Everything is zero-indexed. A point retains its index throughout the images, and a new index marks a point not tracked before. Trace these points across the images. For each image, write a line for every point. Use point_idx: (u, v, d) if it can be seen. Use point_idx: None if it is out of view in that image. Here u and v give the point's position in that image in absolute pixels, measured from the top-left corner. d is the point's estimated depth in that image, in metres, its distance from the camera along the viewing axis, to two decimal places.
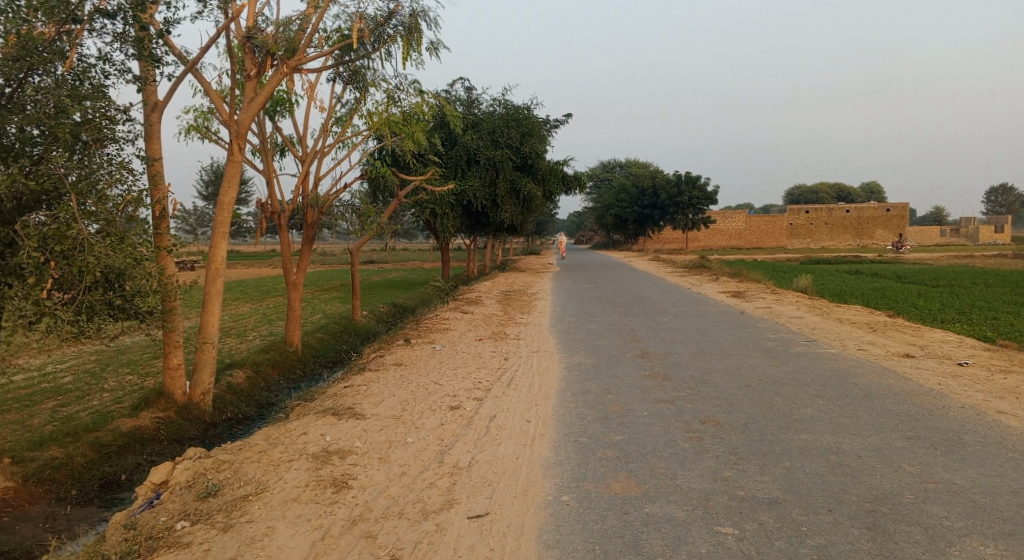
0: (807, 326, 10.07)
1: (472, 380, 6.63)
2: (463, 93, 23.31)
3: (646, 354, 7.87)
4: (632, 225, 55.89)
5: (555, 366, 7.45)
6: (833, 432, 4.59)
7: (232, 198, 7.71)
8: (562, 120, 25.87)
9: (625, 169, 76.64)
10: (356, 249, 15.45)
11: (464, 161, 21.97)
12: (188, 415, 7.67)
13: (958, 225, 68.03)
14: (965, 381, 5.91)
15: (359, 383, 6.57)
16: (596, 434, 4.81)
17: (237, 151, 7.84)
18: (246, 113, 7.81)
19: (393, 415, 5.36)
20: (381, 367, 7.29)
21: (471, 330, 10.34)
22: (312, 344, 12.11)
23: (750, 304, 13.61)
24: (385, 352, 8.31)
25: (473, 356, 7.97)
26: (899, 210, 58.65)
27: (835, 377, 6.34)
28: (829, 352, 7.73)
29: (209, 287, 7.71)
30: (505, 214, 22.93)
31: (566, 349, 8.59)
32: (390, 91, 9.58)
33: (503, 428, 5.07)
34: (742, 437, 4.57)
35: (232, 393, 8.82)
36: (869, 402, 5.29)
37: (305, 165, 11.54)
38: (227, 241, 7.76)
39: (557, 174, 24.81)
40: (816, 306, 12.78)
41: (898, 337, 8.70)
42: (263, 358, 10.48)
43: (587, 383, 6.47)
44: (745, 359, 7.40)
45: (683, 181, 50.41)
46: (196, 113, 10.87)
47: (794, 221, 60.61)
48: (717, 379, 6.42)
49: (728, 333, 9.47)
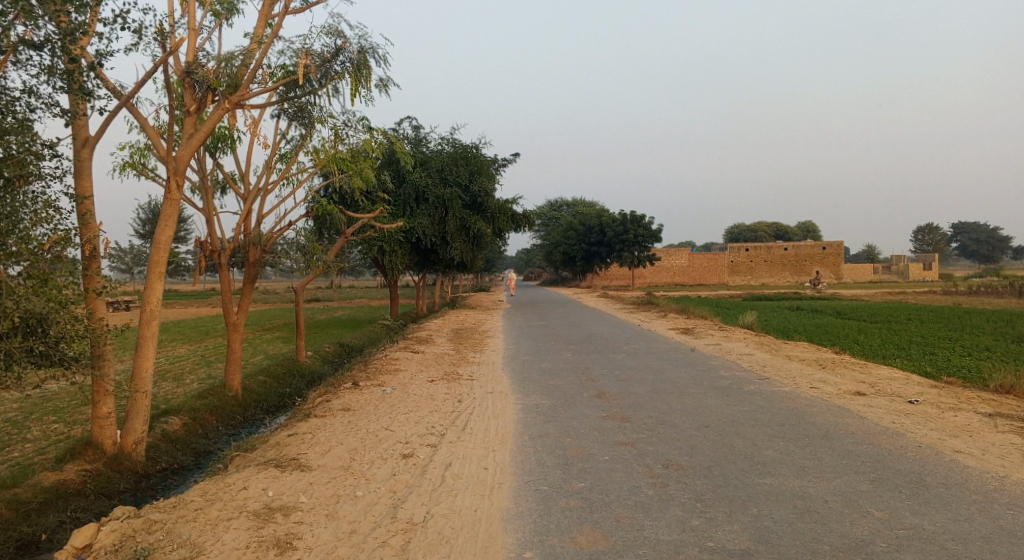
0: (758, 363, 10.29)
1: (425, 425, 6.31)
2: (411, 131, 23.30)
3: (603, 394, 7.78)
4: (581, 263, 56.74)
5: (512, 408, 7.22)
6: (796, 476, 4.59)
7: (169, 236, 7.24)
8: (510, 159, 26.27)
9: (573, 207, 78.16)
10: (301, 286, 14.88)
11: (412, 200, 21.96)
12: (118, 467, 6.92)
13: (883, 263, 72.39)
14: (918, 419, 6.26)
15: (304, 430, 6.14)
16: (556, 481, 4.61)
17: (176, 188, 7.41)
18: (185, 149, 7.44)
19: (341, 465, 4.97)
20: (328, 412, 6.87)
21: (424, 371, 10.02)
22: (252, 387, 11.43)
23: (699, 341, 13.84)
24: (333, 396, 7.88)
25: (426, 398, 7.66)
26: (832, 248, 61.85)
27: (793, 418, 6.44)
28: (781, 391, 7.87)
29: (143, 330, 7.09)
30: (455, 251, 22.78)
31: (521, 390, 8.40)
32: (337, 127, 9.38)
33: (459, 478, 4.80)
34: (705, 482, 4.51)
35: (166, 441, 8.13)
36: (828, 443, 5.46)
37: (248, 202, 11.10)
38: (163, 281, 7.22)
39: (507, 212, 24.96)
40: (764, 343, 13.12)
41: (848, 375, 9.00)
42: (200, 403, 9.78)
43: (545, 426, 6.28)
44: (701, 398, 7.40)
45: (628, 220, 51.65)
46: (131, 149, 10.34)
47: (735, 259, 62.96)
48: (674, 419, 6.37)
49: (682, 371, 9.53)
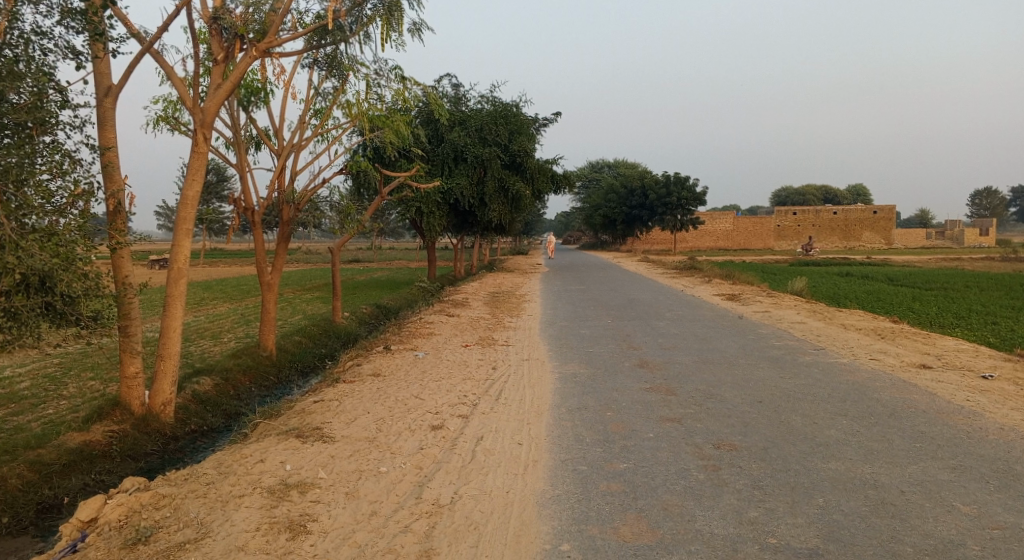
0: (811, 332, 9.58)
1: (456, 394, 6.01)
2: (450, 90, 22.68)
3: (645, 364, 7.34)
4: (621, 226, 55.63)
5: (547, 377, 6.84)
6: (866, 460, 4.01)
7: (196, 193, 7.03)
8: (552, 118, 25.45)
9: (614, 169, 76.17)
10: (338, 247, 14.73)
11: (451, 159, 21.43)
12: (145, 428, 6.91)
13: (943, 227, 68.53)
14: (996, 397, 5.33)
15: (330, 397, 5.91)
16: (596, 461, 4.24)
17: (202, 140, 7.14)
18: (211, 100, 7.11)
19: (366, 437, 4.75)
20: (357, 377, 6.64)
21: (458, 335, 9.72)
22: (287, 348, 11.40)
23: (747, 308, 13.14)
24: (363, 360, 7.66)
25: (459, 364, 7.36)
26: (886, 213, 58.89)
27: (853, 391, 5.85)
28: (839, 363, 7.25)
29: (172, 290, 6.93)
30: (493, 213, 22.33)
31: (558, 357, 8.02)
32: (369, 78, 8.91)
33: (491, 454, 4.46)
34: (763, 466, 4.05)
35: (196, 403, 8.12)
36: (897, 422, 4.69)
37: (281, 159, 10.85)
38: (191, 240, 7.01)
39: (546, 173, 24.25)
40: (816, 311, 12.34)
41: (912, 346, 8.27)
42: (233, 364, 9.76)
43: (583, 397, 5.90)
44: (752, 370, 6.85)
45: (672, 182, 49.97)
46: (165, 103, 10.16)
47: (782, 222, 60.61)
48: (725, 394, 5.89)
49: (729, 340, 8.96)
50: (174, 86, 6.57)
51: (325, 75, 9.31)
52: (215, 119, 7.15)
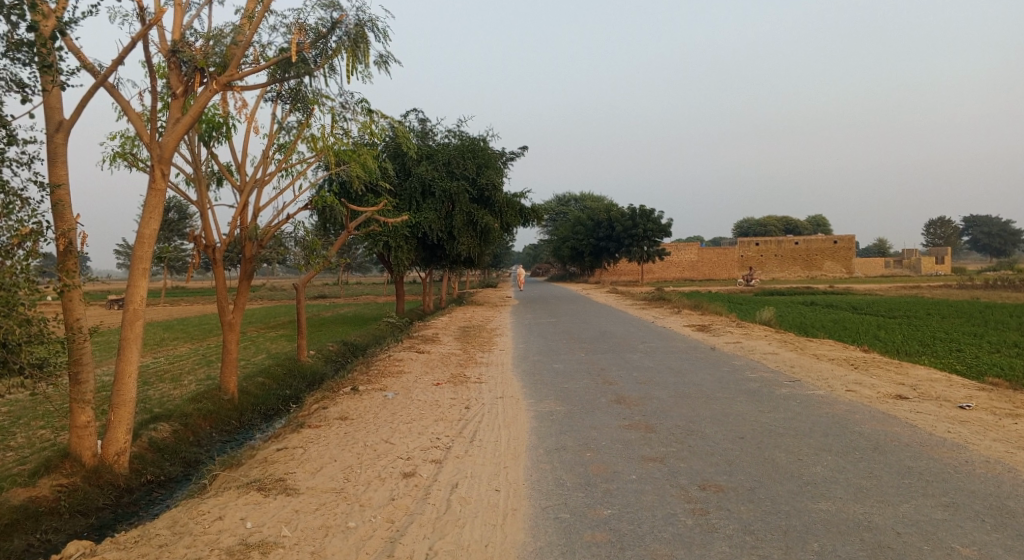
0: (785, 363, 9.63)
1: (428, 437, 5.72)
2: (417, 125, 22.73)
3: (622, 400, 7.19)
4: (589, 258, 56.09)
5: (523, 416, 6.59)
6: (856, 500, 3.94)
7: (153, 231, 6.67)
8: (519, 153, 25.69)
9: (581, 203, 77.20)
10: (302, 284, 14.32)
11: (418, 193, 21.30)
12: (97, 480, 6.36)
13: (897, 256, 71.21)
14: (976, 428, 5.51)
15: (294, 444, 5.54)
16: (579, 508, 4.01)
17: (160, 176, 6.81)
18: (170, 135, 6.82)
19: (333, 488, 4.38)
20: (323, 421, 6.27)
21: (429, 373, 9.41)
22: (249, 390, 10.87)
23: (718, 339, 13.19)
24: (330, 402, 7.29)
25: (430, 404, 7.06)
26: (843, 242, 60.89)
27: (833, 425, 5.83)
28: (816, 395, 7.23)
29: (126, 332, 6.50)
30: (462, 246, 22.20)
31: (533, 394, 7.80)
32: (334, 111, 8.75)
33: (467, 503, 4.19)
34: (752, 508, 3.90)
35: (152, 451, 7.57)
36: (884, 457, 4.79)
37: (244, 194, 10.54)
38: (148, 280, 6.62)
39: (515, 206, 24.34)
40: (786, 341, 12.44)
41: (885, 376, 8.34)
42: (192, 408, 9.22)
43: (561, 437, 5.68)
44: (730, 404, 6.77)
45: (637, 215, 50.80)
46: (123, 138, 9.80)
47: (744, 253, 62.08)
48: (705, 430, 5.75)
49: (704, 372, 8.89)
50: (130, 119, 6.27)
51: (289, 108, 9.13)
52: (174, 154, 6.85)
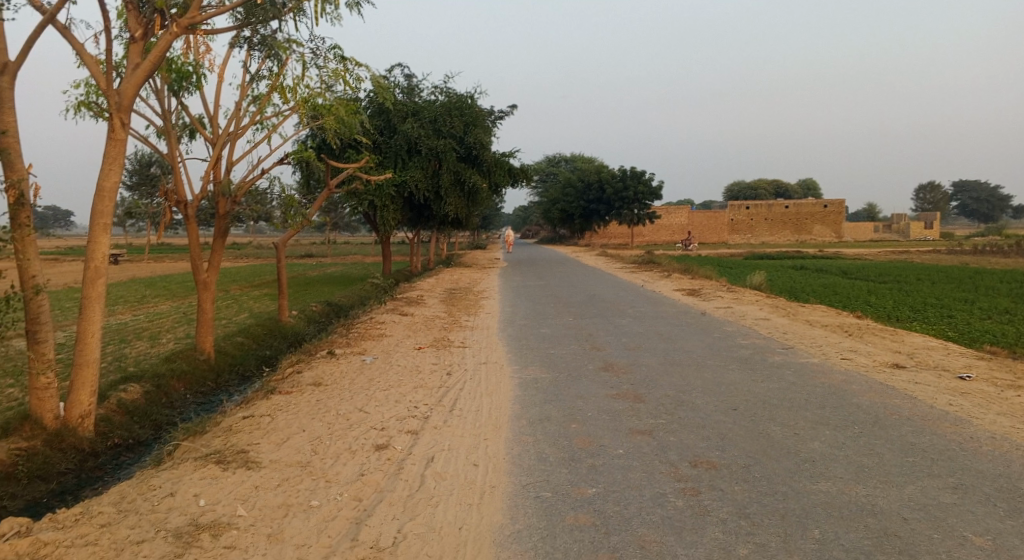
0: (777, 329, 9.41)
1: (406, 406, 5.38)
2: (402, 80, 21.86)
3: (610, 367, 6.90)
4: (579, 220, 55.61)
5: (507, 384, 6.27)
6: (857, 480, 3.72)
7: (115, 183, 6.08)
8: (508, 111, 24.95)
9: (571, 164, 76.09)
10: (282, 243, 13.80)
11: (404, 151, 20.58)
12: (59, 445, 5.91)
13: (886, 222, 71.41)
14: (978, 400, 5.31)
15: (262, 412, 5.17)
16: (562, 487, 3.72)
17: (120, 126, 6.03)
18: (130, 82, 6.06)
19: (298, 462, 4.05)
20: (295, 388, 5.93)
21: (411, 336, 9.07)
22: (227, 351, 10.49)
23: (709, 303, 12.96)
24: (305, 366, 6.94)
25: (410, 370, 6.72)
26: (834, 207, 60.82)
27: (830, 396, 5.62)
28: (811, 364, 7.00)
29: (88, 291, 6.02)
30: (449, 206, 21.68)
31: (518, 360, 7.50)
32: (308, 62, 8.16)
33: (443, 479, 3.88)
34: (747, 489, 3.64)
35: (121, 413, 7.14)
36: (884, 433, 4.56)
37: (217, 148, 9.94)
38: (110, 236, 6.05)
39: (503, 166, 23.71)
40: (778, 306, 12.23)
41: (880, 344, 8.14)
42: (166, 369, 8.82)
43: (545, 407, 5.39)
44: (723, 373, 6.51)
45: (628, 177, 50.23)
46: (86, 86, 9.11)
47: (734, 217, 61.86)
48: (697, 401, 5.48)
49: (695, 338, 8.64)
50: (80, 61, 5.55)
51: (262, 57, 8.48)
52: (134, 103, 6.10)
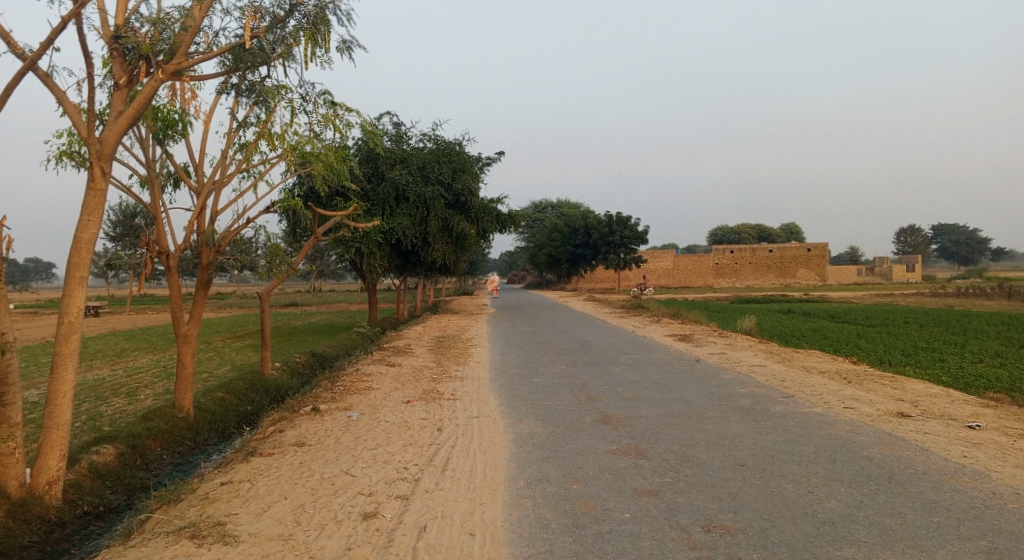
0: (775, 377, 9.23)
1: (395, 467, 5.05)
2: (391, 128, 22.11)
3: (607, 420, 6.64)
4: (566, 265, 55.84)
5: (501, 440, 5.97)
6: (885, 545, 3.47)
7: (93, 235, 5.75)
8: (495, 159, 25.23)
9: (556, 210, 77.02)
10: (266, 292, 13.49)
11: (391, 199, 20.60)
12: (24, 515, 5.22)
13: (867, 264, 72.58)
14: (993, 452, 5.12)
15: (241, 477, 4.80)
16: (568, 558, 3.42)
17: (101, 175, 5.87)
18: (113, 129, 5.92)
19: (280, 535, 3.71)
20: (277, 449, 5.57)
21: (400, 389, 8.72)
22: (206, 407, 10.00)
23: (702, 349, 12.80)
24: (288, 424, 6.56)
25: (399, 427, 6.38)
26: (816, 251, 61.80)
27: (839, 449, 5.40)
28: (815, 414, 6.80)
29: (60, 347, 5.50)
30: (437, 253, 21.58)
31: (511, 413, 7.21)
32: (295, 107, 8.11)
33: (437, 553, 3.55)
34: (767, 557, 3.37)
35: (93, 477, 6.61)
36: (903, 490, 4.34)
37: (201, 197, 9.77)
38: (86, 289, 5.66)
39: (491, 212, 23.79)
40: (772, 351, 12.08)
41: (881, 392, 7.96)
42: (141, 428, 8.34)
43: (543, 466, 5.10)
44: (726, 425, 6.27)
45: (613, 222, 50.82)
46: (68, 135, 8.97)
47: (719, 260, 62.51)
48: (702, 456, 5.22)
49: (693, 387, 8.41)
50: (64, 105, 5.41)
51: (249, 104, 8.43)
52: (115, 151, 5.94)
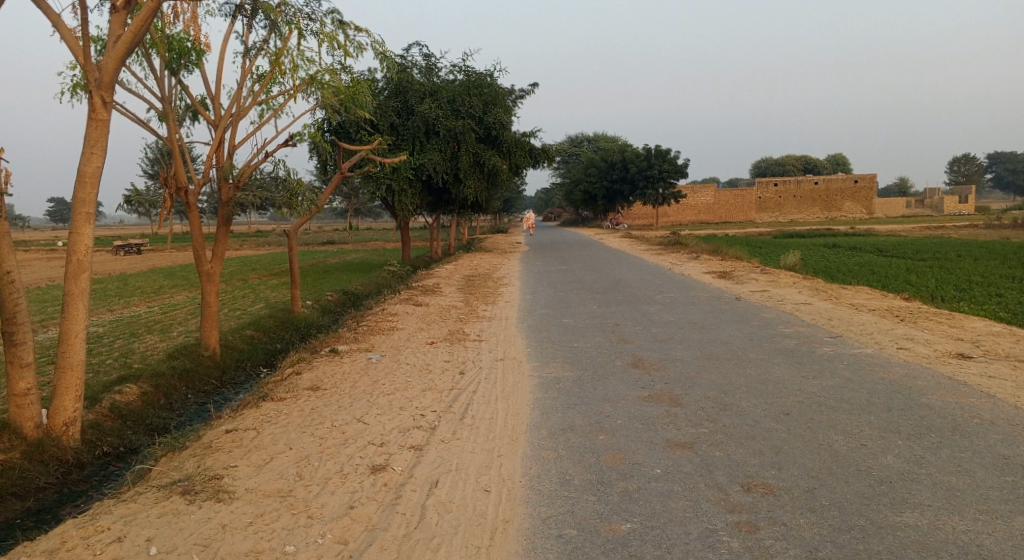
0: (821, 315, 8.60)
1: (410, 414, 4.79)
2: (421, 60, 21.20)
3: (639, 363, 6.23)
4: (602, 201, 54.55)
5: (525, 385, 5.65)
6: (951, 509, 2.99)
7: (97, 168, 5.41)
8: (529, 90, 24.12)
9: (594, 144, 74.79)
10: (293, 232, 13.30)
11: (422, 133, 19.82)
12: (40, 457, 5.23)
13: (922, 196, 68.76)
14: None
15: (248, 425, 4.69)
16: (590, 521, 3.08)
17: (101, 106, 5.39)
18: (112, 55, 5.42)
19: (280, 491, 3.51)
20: (290, 394, 5.39)
21: (424, 329, 8.49)
22: (233, 345, 10.03)
23: (742, 286, 12.15)
24: (306, 366, 6.41)
25: (419, 370, 6.13)
26: (866, 182, 58.66)
27: (892, 395, 4.84)
28: (865, 355, 6.24)
29: (70, 287, 5.33)
30: (469, 190, 21.01)
31: (538, 355, 6.88)
32: (304, 32, 7.55)
33: (447, 512, 3.27)
34: (814, 523, 2.95)
35: (113, 418, 6.65)
36: (970, 441, 3.80)
37: (219, 130, 9.40)
38: (94, 227, 5.39)
39: (524, 147, 22.90)
40: (819, 288, 11.35)
41: (939, 331, 7.28)
42: (167, 367, 8.38)
43: (568, 414, 4.76)
44: (768, 369, 5.79)
45: (652, 156, 48.91)
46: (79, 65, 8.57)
47: (761, 194, 60.04)
48: (741, 404, 4.81)
49: (731, 328, 7.89)
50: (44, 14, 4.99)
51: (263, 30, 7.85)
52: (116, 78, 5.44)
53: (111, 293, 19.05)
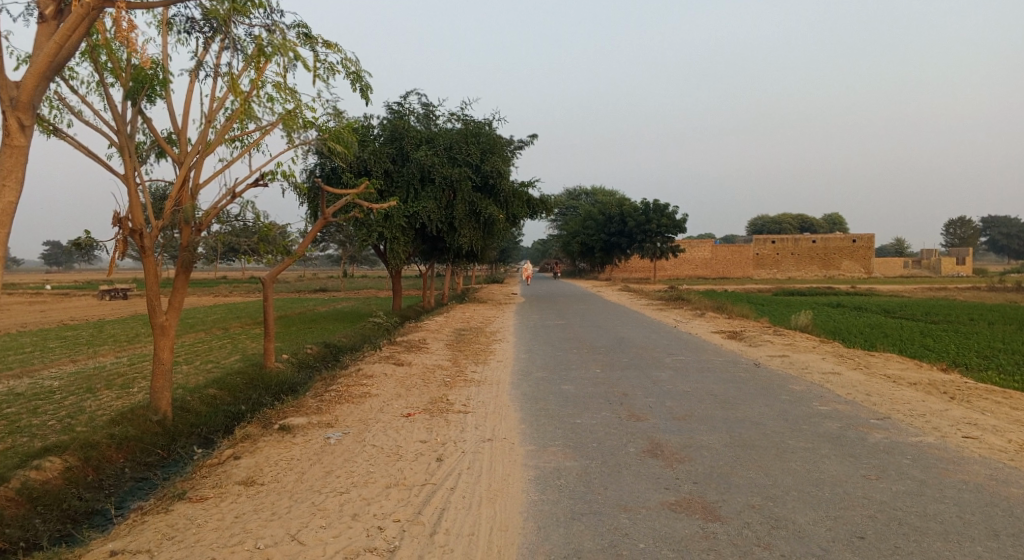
0: (857, 389, 7.53)
1: (364, 527, 3.60)
2: (419, 107, 20.87)
3: (656, 452, 5.08)
4: (600, 254, 54.08)
5: (516, 480, 4.50)
6: None
7: (10, 203, 3.68)
8: (528, 142, 23.61)
9: (592, 196, 75.23)
10: (269, 280, 12.19)
11: (417, 180, 19.18)
12: None
13: (918, 256, 68.61)
14: None
15: (142, 543, 3.43)
16: None
17: (19, 127, 3.78)
18: (31, 70, 3.88)
19: None
20: (215, 492, 4.18)
21: (403, 396, 7.31)
22: (190, 408, 8.32)
23: (758, 350, 11.09)
24: (248, 448, 5.25)
25: (386, 455, 4.96)
26: (863, 241, 58.26)
27: (989, 512, 3.75)
28: (930, 447, 5.15)
29: None
30: (463, 239, 20.13)
31: (533, 435, 5.72)
32: (266, 53, 6.78)
33: None
34: None
35: (19, 504, 4.77)
36: None
37: (184, 168, 8.13)
38: None
39: (521, 196, 22.21)
40: (844, 355, 10.28)
41: (1006, 415, 6.17)
42: (103, 434, 6.44)
43: (572, 532, 3.58)
44: (820, 467, 4.66)
45: (650, 209, 48.41)
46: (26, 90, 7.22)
47: (759, 251, 59.69)
48: (798, 520, 3.72)
49: (759, 404, 6.77)
50: None
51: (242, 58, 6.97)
52: (41, 99, 3.91)
53: (80, 342, 17.79)
